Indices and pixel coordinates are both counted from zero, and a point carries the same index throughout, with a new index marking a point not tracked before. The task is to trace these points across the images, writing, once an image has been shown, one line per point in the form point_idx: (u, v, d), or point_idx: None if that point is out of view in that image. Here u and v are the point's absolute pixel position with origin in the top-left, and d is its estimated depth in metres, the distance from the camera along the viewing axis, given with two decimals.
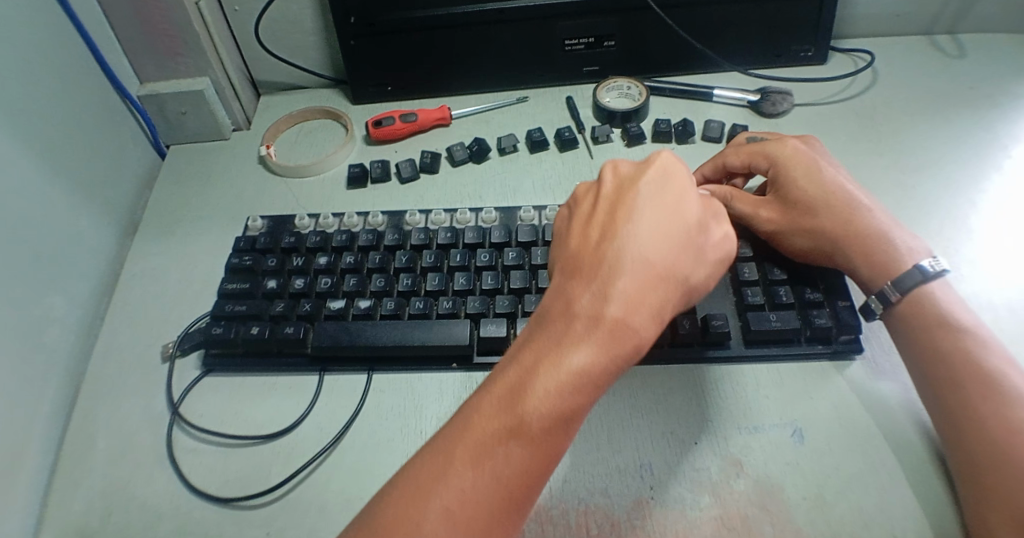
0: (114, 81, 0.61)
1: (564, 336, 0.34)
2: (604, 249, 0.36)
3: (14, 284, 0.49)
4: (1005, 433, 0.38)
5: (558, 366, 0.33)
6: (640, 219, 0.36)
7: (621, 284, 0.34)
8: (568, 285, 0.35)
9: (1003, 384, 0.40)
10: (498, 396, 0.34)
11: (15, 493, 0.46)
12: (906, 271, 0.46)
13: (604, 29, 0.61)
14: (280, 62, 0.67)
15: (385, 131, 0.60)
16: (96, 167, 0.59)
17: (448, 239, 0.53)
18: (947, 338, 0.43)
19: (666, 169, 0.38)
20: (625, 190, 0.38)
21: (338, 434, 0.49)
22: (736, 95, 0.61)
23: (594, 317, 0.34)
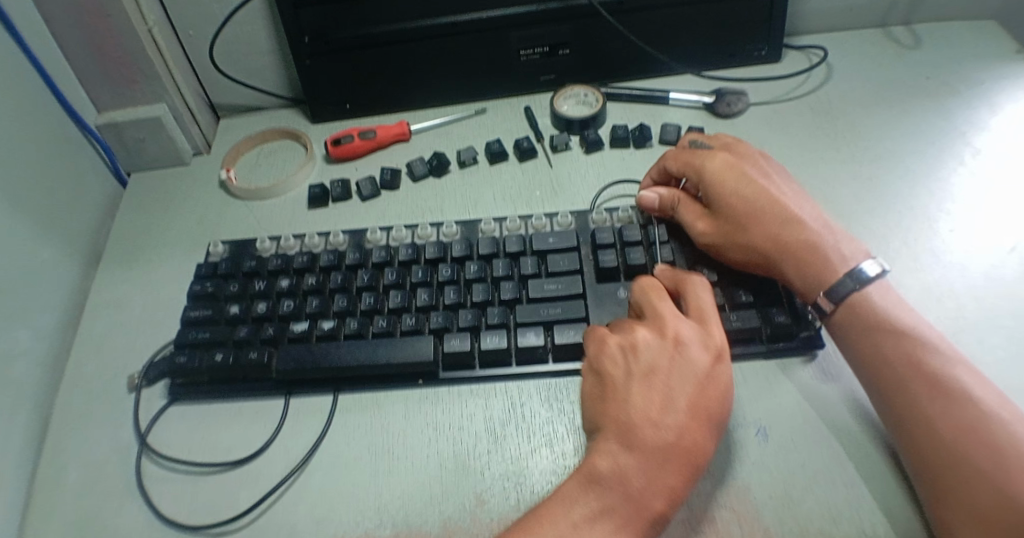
0: (71, 112, 0.60)
1: (613, 512, 0.38)
2: (662, 444, 0.40)
3: None
4: (954, 427, 0.39)
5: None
6: (694, 409, 0.41)
7: (668, 475, 0.39)
8: (624, 458, 0.39)
9: (947, 379, 0.41)
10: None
11: None
12: (840, 279, 0.46)
13: (558, 38, 0.61)
14: (237, 85, 0.67)
15: (344, 149, 0.60)
16: (57, 198, 0.59)
17: (409, 256, 0.53)
18: (887, 341, 0.43)
19: (719, 359, 0.42)
20: (687, 366, 0.42)
21: (306, 455, 0.49)
22: (692, 98, 0.61)
23: (642, 500, 0.38)
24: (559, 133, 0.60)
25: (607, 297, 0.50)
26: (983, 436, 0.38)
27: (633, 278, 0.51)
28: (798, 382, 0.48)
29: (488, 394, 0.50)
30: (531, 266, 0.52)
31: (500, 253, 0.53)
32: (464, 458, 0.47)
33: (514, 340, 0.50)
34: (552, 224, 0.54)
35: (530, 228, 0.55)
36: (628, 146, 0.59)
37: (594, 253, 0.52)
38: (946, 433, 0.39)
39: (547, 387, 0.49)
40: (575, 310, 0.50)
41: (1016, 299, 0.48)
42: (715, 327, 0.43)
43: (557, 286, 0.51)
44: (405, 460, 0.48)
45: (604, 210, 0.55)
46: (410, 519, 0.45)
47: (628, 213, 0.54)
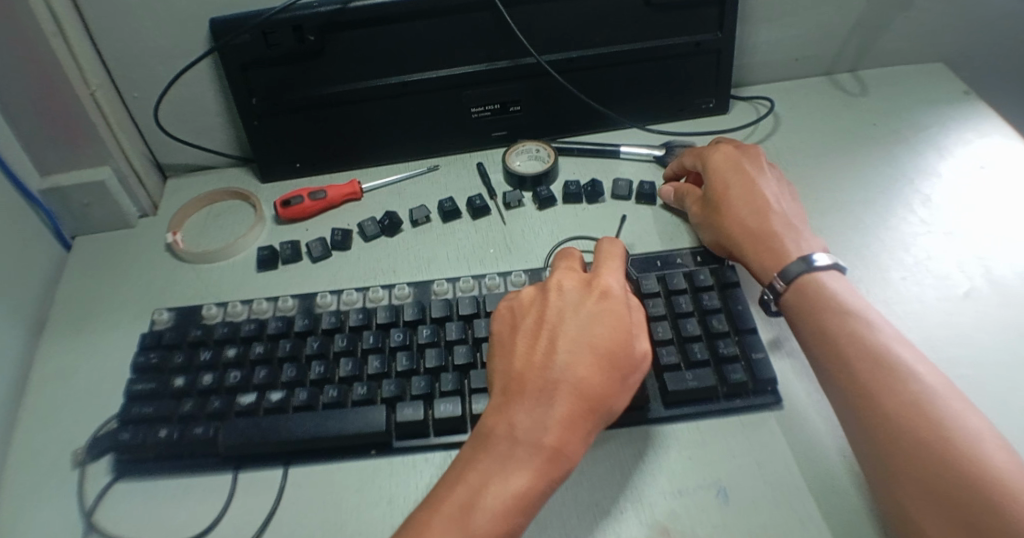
0: (14, 177, 0.59)
1: (508, 462, 0.38)
2: (547, 380, 0.39)
3: None
4: (926, 429, 0.37)
5: (504, 492, 0.37)
6: (582, 343, 0.40)
7: (557, 411, 0.38)
8: (512, 407, 0.39)
9: (912, 385, 0.39)
10: (453, 517, 0.36)
11: None
12: (793, 262, 0.47)
13: (509, 95, 0.61)
14: (185, 145, 0.66)
15: (293, 211, 0.59)
16: (2, 268, 0.56)
17: (359, 321, 0.52)
18: (850, 347, 0.42)
19: (606, 296, 0.42)
20: (569, 309, 0.42)
21: (255, 535, 0.47)
22: (643, 150, 0.62)
23: (535, 442, 0.38)
24: (511, 190, 0.60)
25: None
26: (954, 440, 0.36)
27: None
28: (756, 440, 0.46)
29: (442, 464, 0.48)
30: (483, 328, 0.51)
31: (454, 315, 0.53)
32: None
33: (467, 407, 0.48)
34: (506, 284, 0.53)
35: (484, 288, 0.54)
36: (581, 202, 0.60)
37: None
38: (919, 439, 0.37)
39: None
40: None
41: (963, 346, 0.49)
42: (604, 273, 0.43)
43: None
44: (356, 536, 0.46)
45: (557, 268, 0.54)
46: None
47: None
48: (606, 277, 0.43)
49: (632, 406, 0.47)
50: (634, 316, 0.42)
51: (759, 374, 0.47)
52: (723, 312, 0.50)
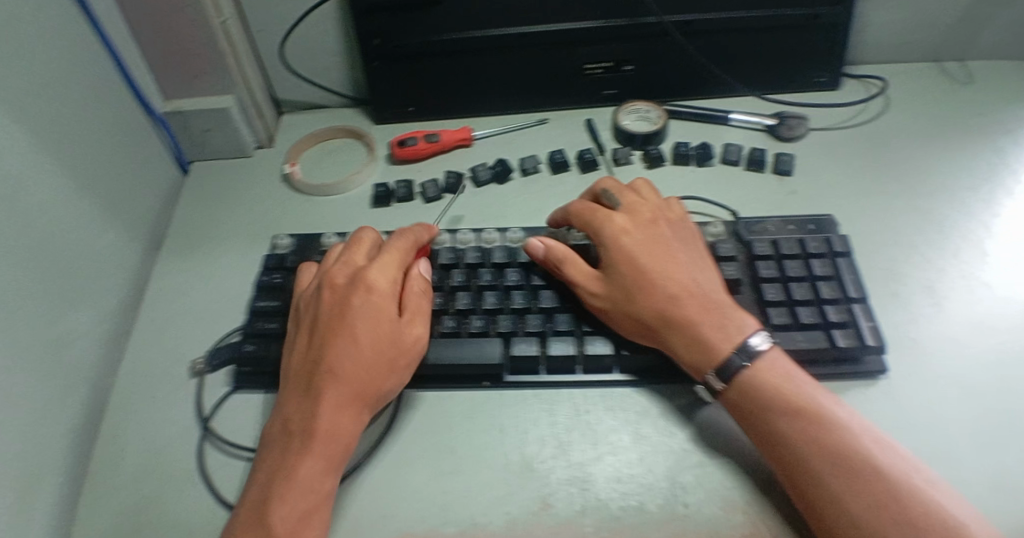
0: (141, 97, 0.61)
1: (286, 449, 0.43)
2: (320, 374, 0.45)
3: (44, 296, 0.49)
4: (812, 458, 0.41)
5: (303, 476, 0.42)
6: (363, 339, 0.46)
7: (320, 399, 0.44)
8: (302, 400, 0.45)
9: (807, 413, 0.42)
10: (266, 499, 0.41)
11: (41, 509, 0.46)
12: (732, 355, 0.45)
13: (624, 54, 0.63)
14: (302, 82, 0.67)
15: (409, 151, 0.61)
16: (123, 182, 0.59)
17: (476, 259, 0.54)
18: (769, 395, 0.43)
19: (632, 255, 0.50)
20: (349, 305, 0.47)
21: (372, 452, 0.50)
22: (753, 120, 0.64)
23: (302, 427, 0.44)
24: (620, 147, 0.62)
25: None
26: (840, 466, 0.40)
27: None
28: (862, 403, 0.47)
29: (551, 400, 0.51)
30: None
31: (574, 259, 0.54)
32: (528, 462, 0.49)
33: (579, 347, 0.51)
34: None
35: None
36: (688, 163, 0.62)
37: None
38: (799, 461, 0.41)
39: (609, 395, 0.51)
40: None
41: None
42: (369, 268, 0.49)
43: None
44: (468, 461, 0.49)
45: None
46: (474, 519, 0.46)
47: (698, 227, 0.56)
48: (371, 272, 0.49)
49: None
50: (657, 252, 0.50)
51: (870, 342, 0.48)
52: (831, 280, 0.51)
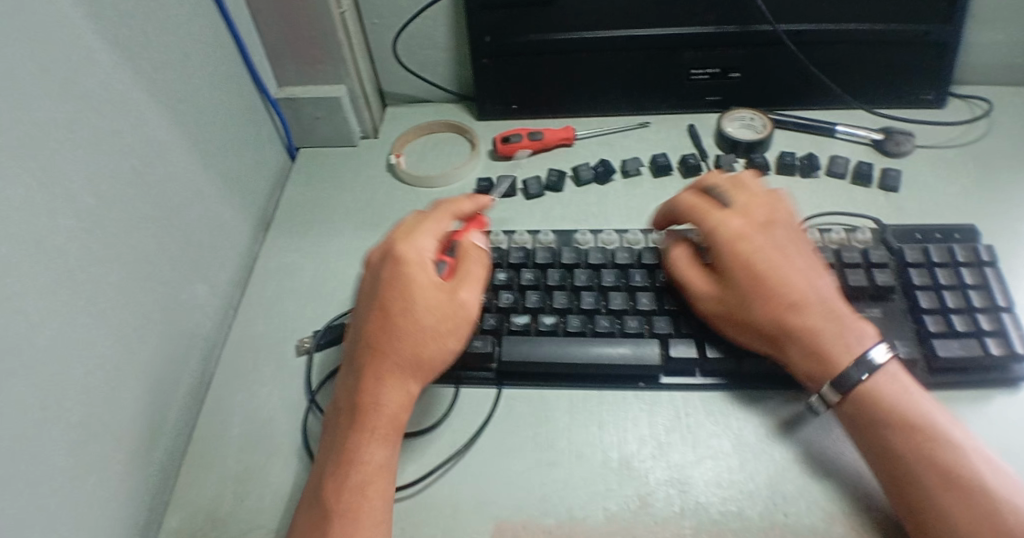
0: (258, 83, 0.64)
1: (340, 426, 0.45)
2: (363, 349, 0.46)
3: (163, 265, 0.52)
4: (906, 451, 0.42)
5: (352, 453, 0.44)
6: (382, 308, 0.46)
7: (367, 374, 0.45)
8: (347, 378, 0.47)
9: (891, 405, 0.43)
10: (325, 480, 0.43)
11: (148, 472, 0.49)
12: (848, 371, 0.45)
13: (731, 61, 0.64)
14: (409, 75, 0.69)
15: (512, 147, 0.63)
16: (237, 164, 0.62)
17: (600, 259, 0.55)
18: (880, 408, 0.43)
19: (752, 254, 0.48)
20: (388, 284, 0.47)
21: (471, 438, 0.51)
22: (860, 133, 0.66)
23: (348, 408, 0.45)
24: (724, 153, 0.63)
25: None
26: (934, 454, 0.41)
27: (850, 300, 0.54)
28: None
29: (652, 402, 0.52)
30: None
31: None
32: (628, 462, 0.49)
33: (701, 350, 0.51)
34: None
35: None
36: (793, 174, 0.64)
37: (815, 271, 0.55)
38: (900, 459, 0.42)
39: (712, 401, 0.51)
40: None
41: None
42: (397, 248, 0.48)
43: None
44: (568, 455, 0.50)
45: (817, 231, 0.59)
46: (573, 512, 0.47)
47: (843, 235, 0.58)
48: (402, 249, 0.48)
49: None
50: (770, 251, 0.48)
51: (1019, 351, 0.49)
52: (982, 288, 0.52)
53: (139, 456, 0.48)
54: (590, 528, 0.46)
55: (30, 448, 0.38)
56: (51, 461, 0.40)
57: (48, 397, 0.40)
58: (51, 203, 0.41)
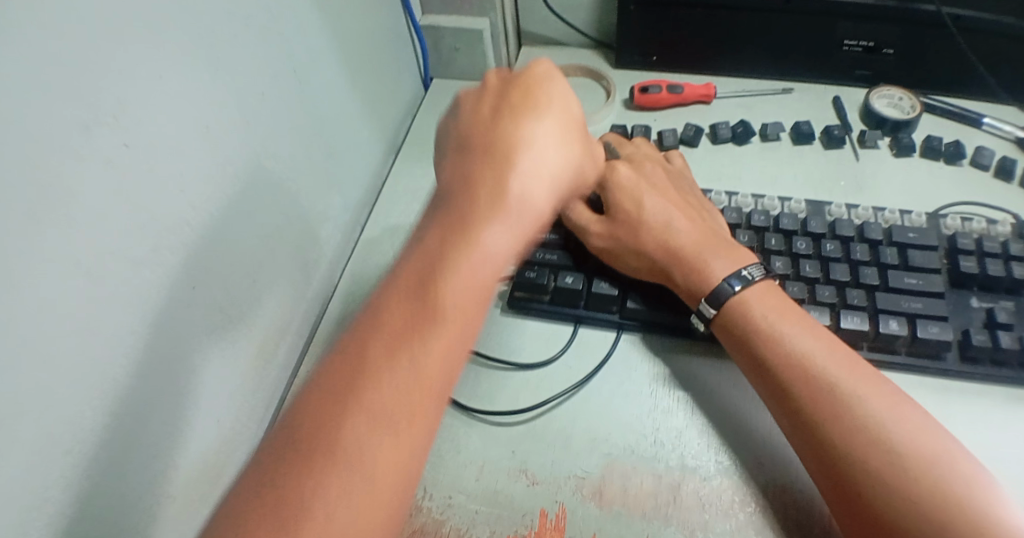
0: (408, 7, 0.67)
1: (459, 217, 0.38)
2: (505, 134, 0.41)
3: (312, 170, 0.54)
4: (846, 413, 0.42)
5: (490, 240, 0.37)
6: (532, 97, 0.43)
7: (509, 177, 0.40)
8: (470, 171, 0.40)
9: (834, 387, 0.43)
10: (435, 265, 0.36)
11: (274, 362, 0.51)
12: (720, 287, 0.49)
13: (887, 37, 0.63)
14: (552, 16, 0.73)
15: (649, 98, 0.65)
16: (380, 84, 0.64)
17: (734, 219, 0.56)
18: (782, 360, 0.45)
19: (635, 186, 0.55)
20: (539, 83, 0.44)
21: (588, 376, 0.52)
22: (1005, 128, 0.63)
23: (494, 193, 0.39)
24: (869, 130, 0.64)
25: (960, 304, 0.52)
26: (871, 437, 0.41)
27: (986, 290, 0.52)
28: None
29: None
30: (865, 253, 0.53)
31: (856, 237, 0.55)
32: (746, 423, 0.49)
33: (834, 320, 0.51)
34: (905, 220, 0.56)
35: (852, 217, 0.57)
36: (937, 160, 0.62)
37: (950, 257, 0.54)
38: (832, 443, 0.42)
39: None
40: (887, 302, 0.51)
41: None
42: (542, 60, 0.46)
43: (917, 281, 0.52)
44: (682, 407, 0.50)
45: (958, 217, 0.57)
46: (685, 462, 0.47)
47: (983, 225, 0.56)
48: (543, 63, 0.45)
49: (1007, 358, 0.49)
50: (683, 203, 0.55)
51: None
52: None
53: (271, 345, 0.50)
54: (702, 480, 0.46)
55: (182, 312, 0.41)
56: (199, 328, 0.42)
57: (202, 271, 0.42)
58: (223, 87, 0.43)
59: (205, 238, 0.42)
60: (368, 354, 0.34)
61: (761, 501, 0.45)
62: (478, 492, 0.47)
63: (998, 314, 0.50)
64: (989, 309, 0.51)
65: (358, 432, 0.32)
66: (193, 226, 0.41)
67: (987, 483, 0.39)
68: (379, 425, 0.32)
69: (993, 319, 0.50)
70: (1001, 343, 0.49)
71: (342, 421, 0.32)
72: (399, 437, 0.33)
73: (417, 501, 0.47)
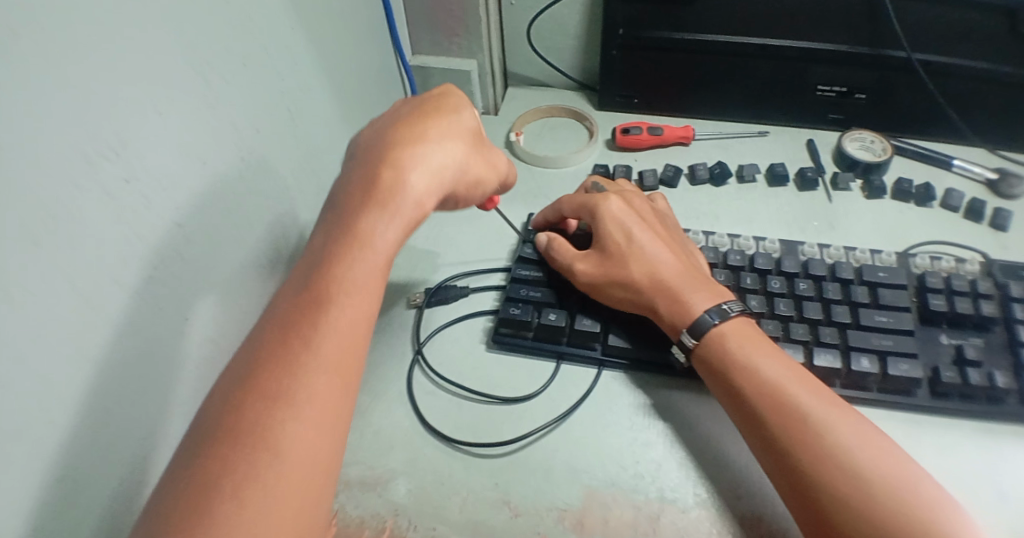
0: (398, 49, 0.70)
1: (316, 303, 0.39)
2: (382, 194, 0.43)
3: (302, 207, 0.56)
4: (818, 440, 0.44)
5: (357, 319, 0.40)
6: (411, 141, 0.46)
7: (389, 180, 0.44)
8: (367, 181, 0.44)
9: (807, 415, 0.45)
10: (339, 275, 0.41)
11: None
12: (703, 318, 0.51)
13: (859, 83, 0.66)
14: (538, 58, 0.76)
15: (630, 139, 0.68)
16: (371, 122, 0.67)
17: (712, 259, 0.58)
18: (756, 388, 0.47)
19: (624, 220, 0.57)
20: (409, 132, 0.47)
21: (569, 408, 0.54)
22: (974, 169, 0.66)
23: (330, 266, 0.41)
24: (842, 172, 0.66)
25: (929, 341, 0.54)
26: (843, 463, 0.43)
27: (954, 327, 0.54)
28: None
29: None
30: (837, 291, 0.55)
31: (828, 275, 0.57)
32: (723, 455, 0.51)
33: (807, 357, 0.53)
34: (875, 259, 0.58)
35: (825, 256, 0.59)
36: (908, 201, 0.64)
37: (919, 295, 0.56)
38: (804, 470, 0.43)
39: None
40: (859, 340, 0.53)
41: None
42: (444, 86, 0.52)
43: (887, 319, 0.54)
44: (662, 440, 0.52)
45: (927, 256, 0.58)
46: (663, 493, 0.49)
47: (952, 263, 0.58)
48: (446, 91, 0.51)
49: (976, 393, 0.51)
50: (669, 239, 0.57)
51: None
52: None
53: None
54: (680, 511, 0.48)
55: (166, 339, 0.43)
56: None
57: (184, 300, 0.44)
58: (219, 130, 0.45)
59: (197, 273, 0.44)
60: (276, 350, 0.37)
61: (741, 532, 0.46)
62: (461, 523, 0.48)
63: (966, 350, 0.52)
64: (957, 346, 0.53)
65: (278, 438, 0.35)
66: (179, 257, 0.43)
67: (955, 512, 0.41)
68: (273, 430, 0.35)
69: (961, 355, 0.52)
70: (969, 379, 0.51)
71: (251, 441, 0.34)
72: (297, 420, 0.36)
73: (401, 531, 0.47)
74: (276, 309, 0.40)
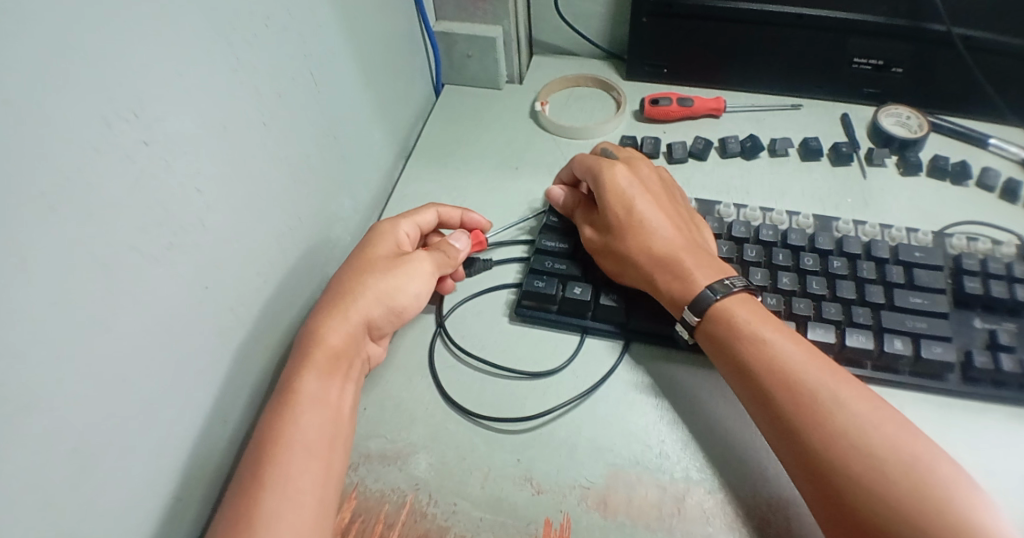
0: (423, 14, 0.68)
1: (274, 432, 0.42)
2: (319, 335, 0.46)
3: (326, 172, 0.55)
4: (827, 414, 0.43)
5: (311, 437, 0.43)
6: (347, 283, 0.49)
7: (330, 322, 0.47)
8: (312, 326, 0.47)
9: (817, 393, 0.43)
10: (286, 419, 0.42)
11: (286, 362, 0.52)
12: (703, 294, 0.49)
13: (896, 56, 0.64)
14: (564, 26, 0.74)
15: (659, 110, 0.67)
16: (395, 88, 0.65)
17: (742, 234, 0.56)
18: (763, 370, 0.46)
19: (628, 189, 0.56)
20: (347, 274, 0.50)
21: (594, 386, 0.53)
22: (1012, 149, 0.63)
23: (286, 401, 0.43)
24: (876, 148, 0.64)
25: (963, 324, 0.52)
26: (852, 439, 0.41)
27: (989, 311, 0.53)
28: None
29: None
30: (871, 271, 0.54)
31: (863, 254, 0.55)
32: (750, 435, 0.49)
33: (838, 337, 0.51)
34: (911, 238, 0.56)
35: (859, 234, 0.57)
36: (944, 179, 0.63)
37: (955, 277, 0.54)
38: (813, 444, 0.42)
39: None
40: (893, 322, 0.51)
41: None
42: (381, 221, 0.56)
43: (922, 300, 0.52)
44: (687, 420, 0.51)
45: (964, 237, 0.57)
46: (689, 473, 0.48)
47: (988, 246, 0.56)
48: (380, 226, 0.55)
49: (1008, 380, 0.50)
50: (673, 210, 0.55)
51: None
52: None
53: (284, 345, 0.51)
54: (705, 492, 0.47)
55: None
56: (213, 324, 0.42)
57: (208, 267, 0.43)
58: (243, 90, 0.43)
59: (221, 239, 0.42)
60: (245, 486, 0.40)
61: (766, 515, 0.45)
62: (483, 499, 0.47)
63: (1000, 336, 0.50)
64: (992, 330, 0.51)
65: None
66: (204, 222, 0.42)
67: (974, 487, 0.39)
68: None
69: (995, 340, 0.50)
70: (1003, 365, 0.49)
71: None
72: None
73: (423, 506, 0.47)
74: (235, 480, 0.41)
